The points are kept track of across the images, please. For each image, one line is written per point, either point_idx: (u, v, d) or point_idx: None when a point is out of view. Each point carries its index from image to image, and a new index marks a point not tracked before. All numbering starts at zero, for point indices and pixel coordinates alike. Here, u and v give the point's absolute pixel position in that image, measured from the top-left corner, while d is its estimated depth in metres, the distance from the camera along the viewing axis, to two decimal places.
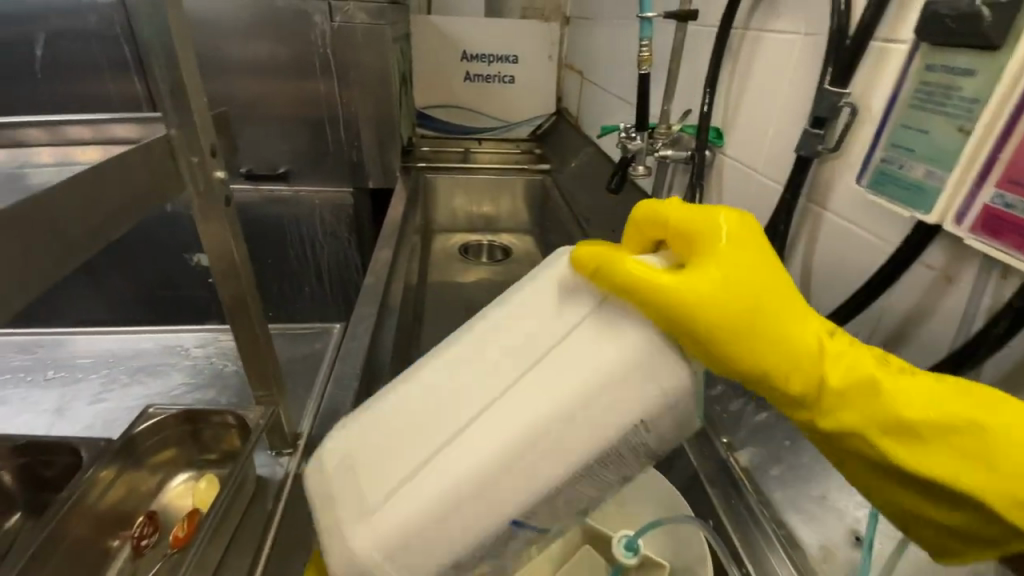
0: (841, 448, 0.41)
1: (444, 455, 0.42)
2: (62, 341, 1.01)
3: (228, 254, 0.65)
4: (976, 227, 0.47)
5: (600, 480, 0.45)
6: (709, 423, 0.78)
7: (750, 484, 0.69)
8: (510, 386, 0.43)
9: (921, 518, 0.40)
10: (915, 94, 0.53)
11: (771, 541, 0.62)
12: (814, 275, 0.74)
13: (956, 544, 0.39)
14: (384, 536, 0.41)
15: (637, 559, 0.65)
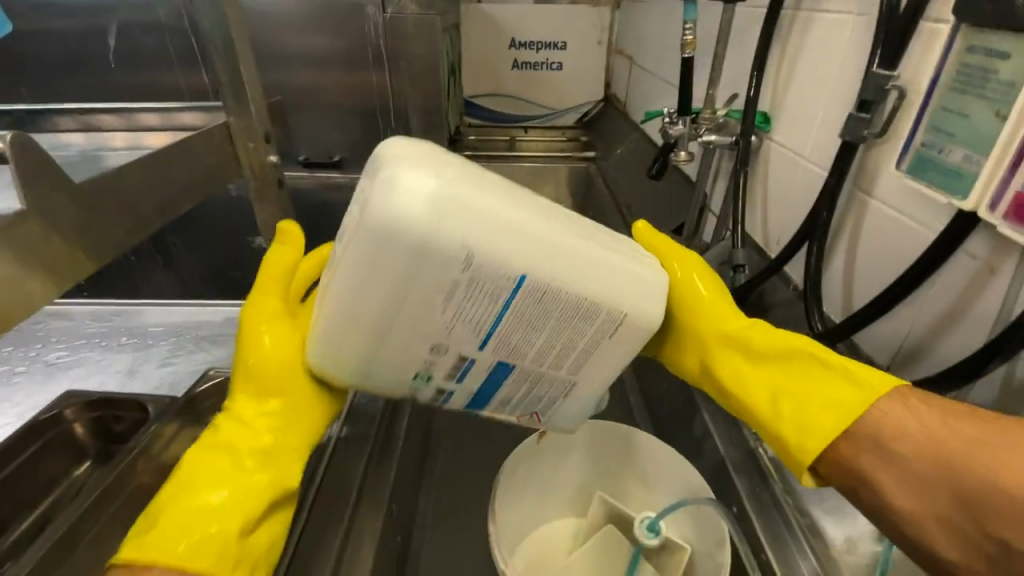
0: (757, 357, 0.60)
1: (510, 210, 0.47)
2: (134, 311, 1.13)
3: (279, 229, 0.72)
4: (1011, 215, 0.47)
5: (557, 341, 0.51)
6: (738, 411, 0.78)
7: (778, 475, 0.68)
8: (569, 224, 0.51)
9: (809, 404, 0.54)
10: (956, 78, 0.52)
11: (794, 531, 0.62)
12: (857, 264, 0.72)
13: (835, 421, 0.51)
14: (437, 203, 0.43)
15: (658, 540, 0.70)
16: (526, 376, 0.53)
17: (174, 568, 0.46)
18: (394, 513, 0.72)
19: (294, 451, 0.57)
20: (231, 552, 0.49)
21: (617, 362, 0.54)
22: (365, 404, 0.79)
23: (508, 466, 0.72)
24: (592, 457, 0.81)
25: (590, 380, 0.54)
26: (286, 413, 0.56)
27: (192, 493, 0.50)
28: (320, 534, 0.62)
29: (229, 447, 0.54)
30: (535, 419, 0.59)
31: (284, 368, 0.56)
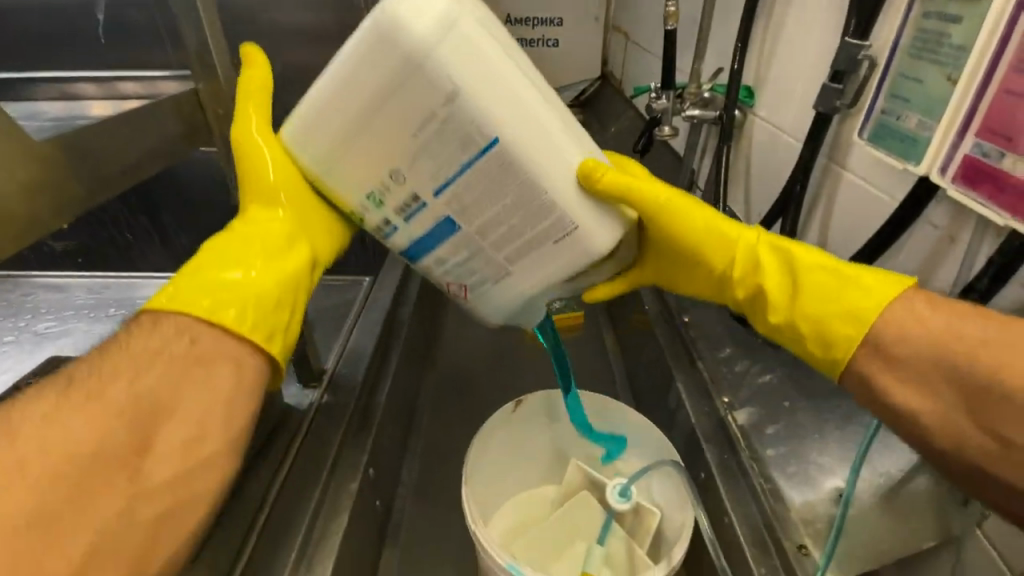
0: (760, 276, 0.56)
1: (510, 62, 0.45)
2: (124, 284, 1.14)
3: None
4: (957, 177, 0.50)
5: (511, 216, 0.50)
6: (711, 381, 0.78)
7: (745, 443, 0.69)
8: (558, 106, 0.50)
9: (820, 322, 0.51)
10: (912, 44, 0.54)
11: (756, 496, 0.63)
12: (830, 236, 0.72)
13: (849, 333, 0.50)
14: (446, 21, 0.42)
15: (628, 504, 0.72)
16: (471, 243, 0.52)
17: (198, 319, 0.47)
18: (372, 478, 0.73)
19: (299, 253, 0.55)
20: (256, 317, 0.49)
21: (560, 268, 0.52)
22: (345, 373, 0.79)
23: (483, 433, 0.74)
24: (567, 425, 0.83)
25: (523, 276, 0.54)
26: (297, 222, 0.55)
27: (206, 266, 0.50)
28: (297, 494, 0.64)
29: (246, 236, 0.53)
30: (458, 292, 0.58)
31: (299, 185, 0.54)
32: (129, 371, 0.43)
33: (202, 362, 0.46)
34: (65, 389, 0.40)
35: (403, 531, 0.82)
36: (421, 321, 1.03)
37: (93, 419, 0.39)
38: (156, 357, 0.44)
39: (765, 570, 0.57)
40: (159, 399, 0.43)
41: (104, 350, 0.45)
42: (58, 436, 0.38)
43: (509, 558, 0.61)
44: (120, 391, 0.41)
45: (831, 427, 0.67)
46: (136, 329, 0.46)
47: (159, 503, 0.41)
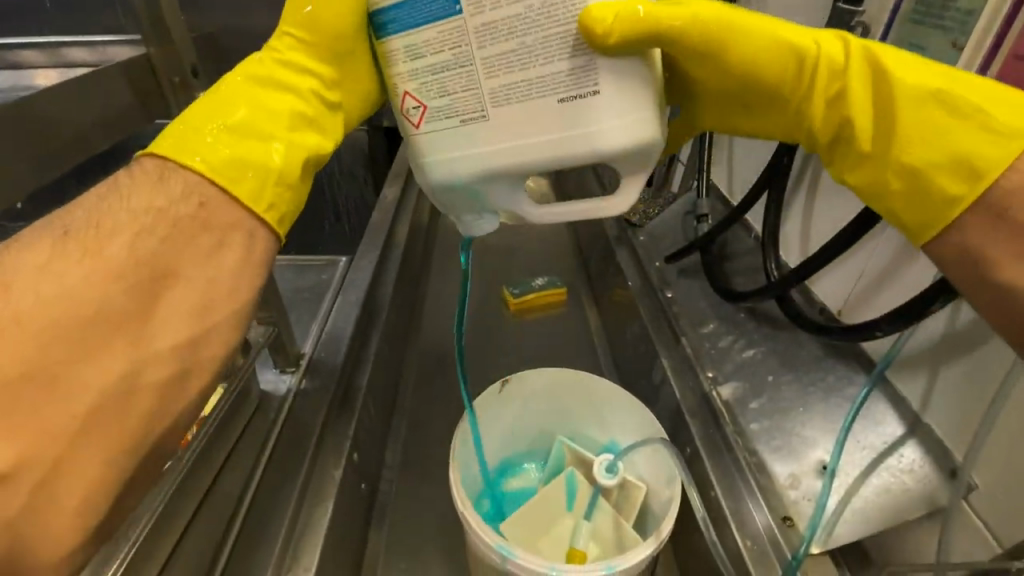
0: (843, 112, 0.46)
1: None
2: None
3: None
4: None
5: (547, 72, 0.43)
6: (694, 356, 0.78)
7: (728, 417, 0.69)
8: None
9: (919, 170, 0.43)
10: (914, 9, 0.55)
11: (741, 470, 0.64)
12: (814, 211, 0.72)
13: (953, 183, 0.41)
14: None
15: (616, 480, 0.73)
16: (459, 46, 0.43)
17: (202, 177, 0.42)
18: (356, 462, 0.72)
19: (316, 133, 0.49)
20: (270, 194, 0.44)
21: (556, 144, 0.44)
22: (324, 357, 0.76)
23: (470, 414, 0.74)
24: (553, 401, 0.83)
25: (498, 131, 0.45)
26: (314, 90, 0.48)
27: (219, 113, 0.44)
28: (277, 485, 0.62)
29: (271, 82, 0.47)
30: (411, 119, 0.47)
31: (342, 29, 0.46)
32: (131, 225, 0.38)
33: (209, 230, 0.41)
34: (63, 236, 0.37)
35: (391, 511, 0.82)
36: (401, 300, 0.99)
37: (91, 276, 0.35)
38: (159, 213, 0.39)
39: (749, 541, 0.58)
40: (164, 262, 0.38)
41: (101, 198, 0.40)
42: (59, 288, 0.34)
43: (497, 538, 0.60)
44: (120, 248, 0.37)
45: (813, 399, 0.68)
46: (140, 176, 0.41)
47: (165, 370, 0.37)
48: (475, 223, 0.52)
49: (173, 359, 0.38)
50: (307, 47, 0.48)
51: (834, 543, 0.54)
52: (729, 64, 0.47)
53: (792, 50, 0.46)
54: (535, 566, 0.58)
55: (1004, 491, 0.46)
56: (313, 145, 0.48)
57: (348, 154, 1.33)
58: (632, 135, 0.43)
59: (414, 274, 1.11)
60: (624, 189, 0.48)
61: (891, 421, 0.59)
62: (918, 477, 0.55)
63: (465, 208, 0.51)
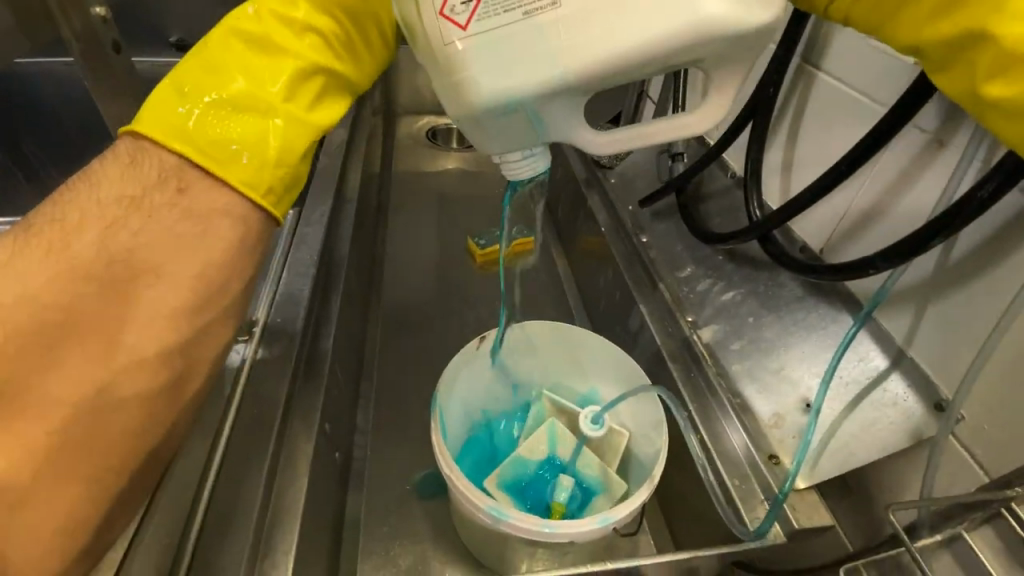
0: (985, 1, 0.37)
1: None
2: None
3: None
4: None
5: None
6: (674, 301, 0.76)
7: (709, 359, 0.69)
8: None
9: None
10: None
11: (726, 411, 0.64)
12: (799, 146, 0.70)
13: None
14: None
15: (602, 431, 0.72)
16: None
17: (187, 161, 0.41)
18: (327, 432, 0.67)
19: (316, 103, 0.47)
20: (269, 177, 0.44)
21: (643, 23, 0.38)
22: (281, 321, 0.68)
23: (447, 375, 0.70)
24: (532, 354, 0.80)
25: (573, 20, 0.38)
26: (323, 53, 0.47)
27: (220, 89, 0.43)
28: (241, 471, 0.56)
29: (263, 44, 0.45)
30: (455, 18, 0.39)
31: None
32: (102, 218, 0.38)
33: (189, 217, 0.40)
34: (28, 235, 0.36)
35: (367, 473, 0.78)
36: (359, 256, 0.90)
37: (53, 275, 0.35)
38: (132, 203, 0.39)
39: (737, 480, 0.60)
40: (138, 257, 0.38)
41: (71, 189, 0.39)
42: (21, 291, 0.34)
43: (489, 500, 0.58)
44: (88, 242, 0.37)
45: (795, 338, 0.67)
46: (111, 162, 0.40)
47: (146, 380, 0.36)
48: (517, 163, 0.47)
49: (153, 367, 0.37)
50: (315, 5, 0.46)
51: (819, 477, 0.57)
52: None
53: None
54: (528, 525, 0.56)
55: (990, 420, 0.49)
56: (319, 121, 0.47)
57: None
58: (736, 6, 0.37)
59: (371, 227, 1.01)
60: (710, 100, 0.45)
61: (876, 355, 0.60)
62: (903, 411, 0.56)
63: (516, 138, 0.45)
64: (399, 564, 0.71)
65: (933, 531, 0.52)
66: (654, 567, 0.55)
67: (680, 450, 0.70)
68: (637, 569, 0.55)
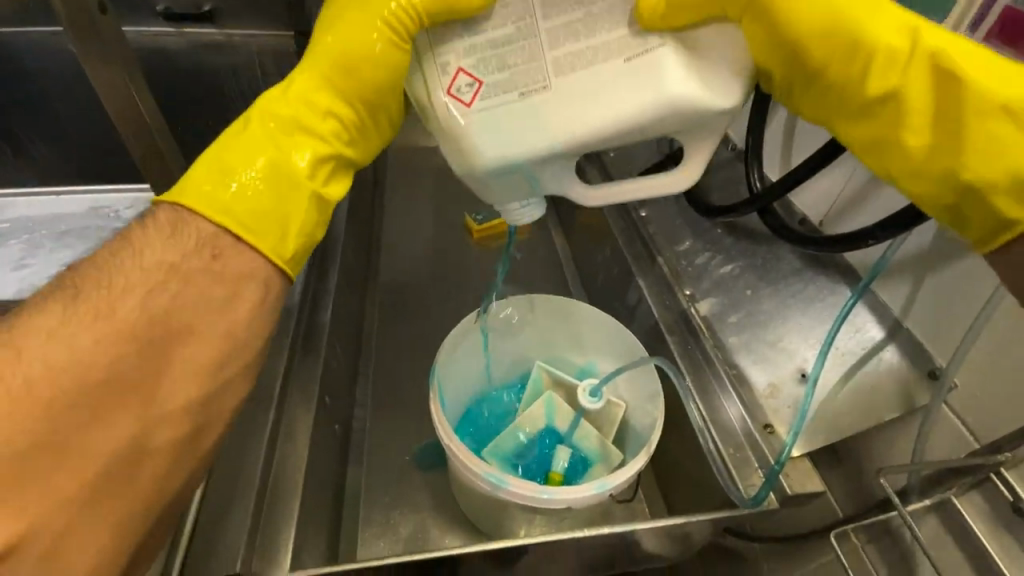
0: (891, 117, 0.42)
1: None
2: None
3: (127, 98, 0.58)
4: (992, 33, 0.47)
5: (620, 49, 0.41)
6: (672, 275, 0.75)
7: (707, 332, 0.69)
8: None
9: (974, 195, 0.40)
10: None
11: (722, 382, 0.65)
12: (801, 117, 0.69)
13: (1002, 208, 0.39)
14: None
15: (600, 403, 0.72)
16: (524, 21, 0.42)
17: (215, 225, 0.43)
18: (327, 405, 0.68)
19: (331, 181, 0.49)
20: (294, 244, 0.46)
21: (623, 107, 0.41)
22: None
23: (446, 347, 0.70)
24: (530, 328, 0.80)
25: (563, 102, 0.42)
26: (341, 136, 0.49)
27: (247, 163, 0.44)
28: (241, 443, 0.56)
29: (287, 128, 0.47)
30: (461, 97, 0.43)
31: (385, 83, 0.46)
32: (144, 283, 0.39)
33: (224, 281, 0.41)
34: (74, 296, 0.36)
35: (367, 445, 0.79)
36: (354, 230, 0.89)
37: (100, 338, 0.35)
38: (174, 268, 0.40)
39: (732, 449, 0.61)
40: (176, 315, 0.39)
41: (113, 252, 0.40)
42: (67, 354, 0.34)
43: (487, 468, 0.58)
44: (132, 305, 0.37)
45: (793, 311, 0.68)
46: (154, 231, 0.41)
47: (180, 430, 0.38)
48: (517, 211, 0.50)
49: (184, 418, 0.38)
50: (337, 93, 0.47)
51: (812, 445, 0.58)
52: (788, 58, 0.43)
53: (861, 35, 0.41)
54: (528, 493, 0.57)
55: (984, 388, 0.50)
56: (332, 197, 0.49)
57: (251, 48, 0.95)
58: (701, 91, 0.41)
59: (366, 201, 1.00)
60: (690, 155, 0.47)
61: (872, 327, 0.61)
62: (896, 378, 0.57)
63: (517, 190, 0.48)
64: (400, 533, 0.72)
65: (921, 497, 0.53)
66: (648, 530, 0.56)
67: (676, 420, 0.71)
68: (632, 534, 0.56)
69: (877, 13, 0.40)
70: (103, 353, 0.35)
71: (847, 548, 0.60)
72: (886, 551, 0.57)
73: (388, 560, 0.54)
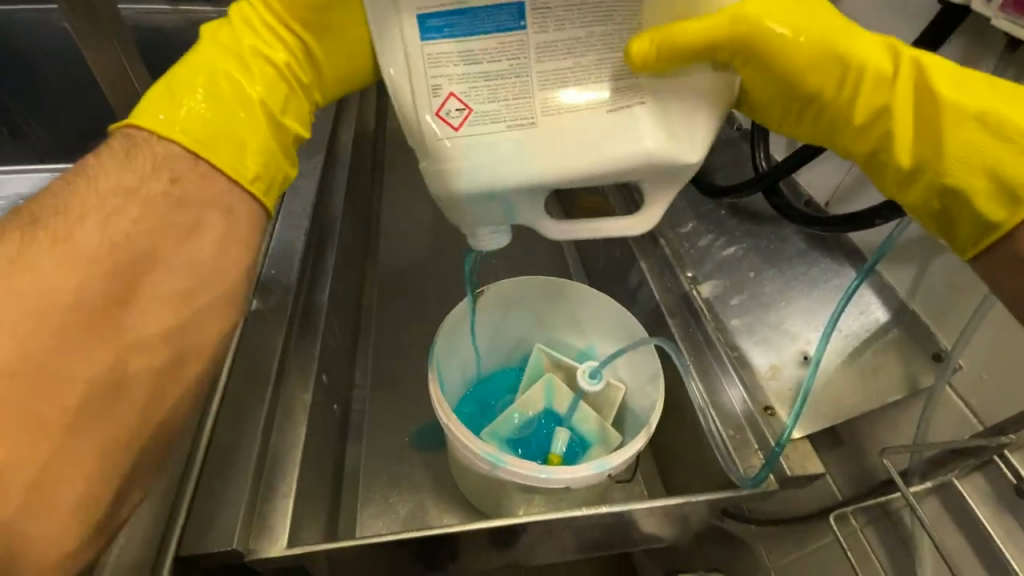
0: (881, 130, 0.44)
1: None
2: None
3: (116, 64, 0.54)
4: (1007, 4, 0.45)
5: (606, 96, 0.42)
6: (674, 257, 0.74)
7: (709, 313, 0.68)
8: None
9: (961, 197, 0.42)
10: None
11: (723, 364, 0.64)
12: None
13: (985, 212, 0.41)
14: None
15: (600, 386, 0.72)
16: (518, 58, 0.41)
17: (174, 145, 0.42)
18: (325, 383, 0.67)
19: (293, 112, 0.47)
20: (253, 164, 0.44)
21: (602, 151, 0.42)
22: (275, 275, 0.66)
23: (446, 327, 0.70)
24: (530, 310, 0.79)
25: (549, 141, 0.42)
26: (294, 65, 0.46)
27: (205, 87, 0.43)
28: (238, 420, 0.55)
29: (239, 58, 0.45)
30: (449, 121, 0.42)
31: (322, 0, 0.43)
32: (104, 208, 0.38)
33: (183, 207, 0.41)
34: (33, 224, 0.36)
35: (366, 425, 0.79)
36: (353, 210, 0.87)
37: (63, 263, 0.35)
38: (129, 193, 0.40)
39: (732, 431, 0.60)
40: (136, 241, 0.38)
41: (72, 183, 0.40)
42: (33, 287, 0.34)
43: (486, 447, 0.58)
44: (92, 231, 0.37)
45: (796, 293, 0.67)
46: (109, 156, 0.41)
47: (157, 357, 0.38)
48: (485, 237, 0.49)
49: (162, 344, 0.38)
50: (284, 14, 0.45)
51: (814, 427, 0.57)
52: (784, 77, 0.44)
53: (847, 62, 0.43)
54: (526, 472, 0.57)
55: (990, 370, 0.49)
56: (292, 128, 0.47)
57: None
58: (679, 139, 0.42)
59: (365, 179, 0.98)
60: (648, 207, 0.47)
61: (877, 308, 0.60)
62: (899, 359, 0.57)
63: (490, 217, 0.47)
64: (399, 513, 0.73)
65: (923, 479, 0.52)
66: (645, 510, 0.56)
67: (675, 402, 0.71)
68: (629, 514, 0.56)
69: (861, 40, 0.43)
70: (67, 279, 0.35)
71: (847, 532, 0.60)
72: (884, 533, 0.57)
73: (387, 537, 0.54)
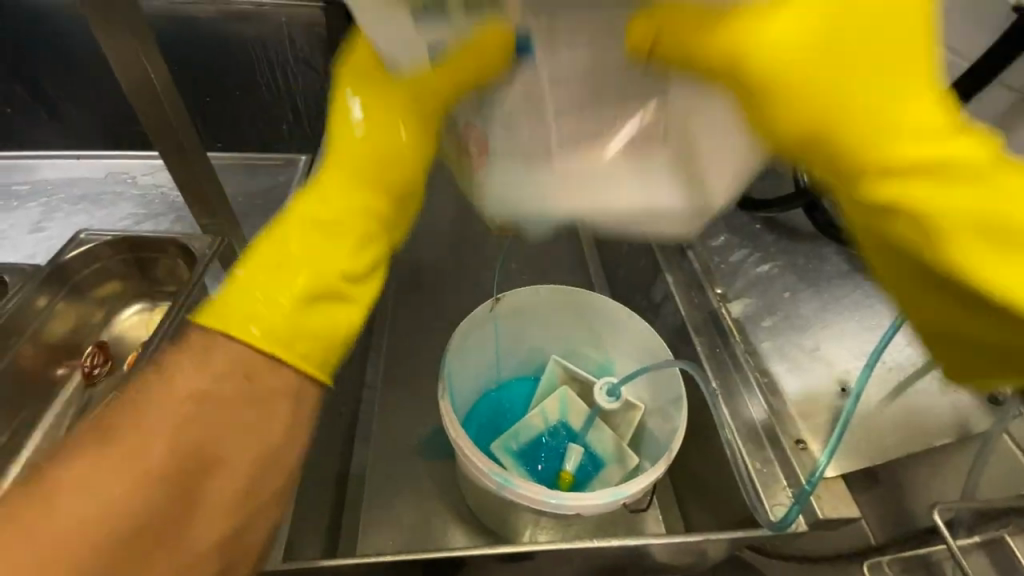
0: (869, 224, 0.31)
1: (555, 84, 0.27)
2: (18, 168, 0.93)
3: (142, 75, 0.49)
4: None
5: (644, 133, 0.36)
6: (704, 272, 0.70)
7: (737, 332, 0.64)
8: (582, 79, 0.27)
9: (948, 337, 0.32)
10: None
11: (750, 387, 0.60)
12: None
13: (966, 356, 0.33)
14: None
15: (617, 404, 0.68)
16: (531, 85, 0.35)
17: (253, 349, 0.37)
18: (333, 388, 0.66)
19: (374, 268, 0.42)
20: (325, 346, 0.39)
21: (605, 216, 0.37)
22: None
23: (460, 333, 0.67)
24: (548, 321, 0.76)
25: (571, 182, 0.37)
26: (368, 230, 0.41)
27: (281, 279, 0.39)
28: None
29: (314, 223, 0.40)
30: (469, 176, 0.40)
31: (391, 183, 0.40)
32: (174, 417, 0.34)
33: (257, 404, 0.36)
34: (104, 437, 0.34)
35: (375, 428, 0.77)
36: None
37: (129, 483, 0.32)
38: (205, 398, 0.35)
39: (758, 463, 0.56)
40: (210, 448, 0.35)
41: (150, 382, 0.36)
42: (91, 504, 0.31)
43: (495, 466, 0.55)
44: (160, 447, 0.34)
45: (833, 317, 0.63)
46: (187, 355, 0.36)
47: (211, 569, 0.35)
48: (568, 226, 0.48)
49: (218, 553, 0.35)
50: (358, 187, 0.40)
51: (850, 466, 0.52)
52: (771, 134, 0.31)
53: (834, 131, 0.28)
54: (535, 496, 0.54)
55: None
56: (371, 292, 0.42)
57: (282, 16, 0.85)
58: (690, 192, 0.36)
59: None
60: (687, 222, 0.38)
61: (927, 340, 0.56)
62: (945, 396, 0.53)
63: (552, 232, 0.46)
64: (403, 522, 0.70)
65: (971, 533, 0.48)
66: (663, 545, 0.53)
67: (698, 425, 0.67)
68: (644, 547, 0.53)
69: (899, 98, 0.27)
70: (129, 501, 0.32)
71: None
72: None
73: (387, 556, 0.52)
